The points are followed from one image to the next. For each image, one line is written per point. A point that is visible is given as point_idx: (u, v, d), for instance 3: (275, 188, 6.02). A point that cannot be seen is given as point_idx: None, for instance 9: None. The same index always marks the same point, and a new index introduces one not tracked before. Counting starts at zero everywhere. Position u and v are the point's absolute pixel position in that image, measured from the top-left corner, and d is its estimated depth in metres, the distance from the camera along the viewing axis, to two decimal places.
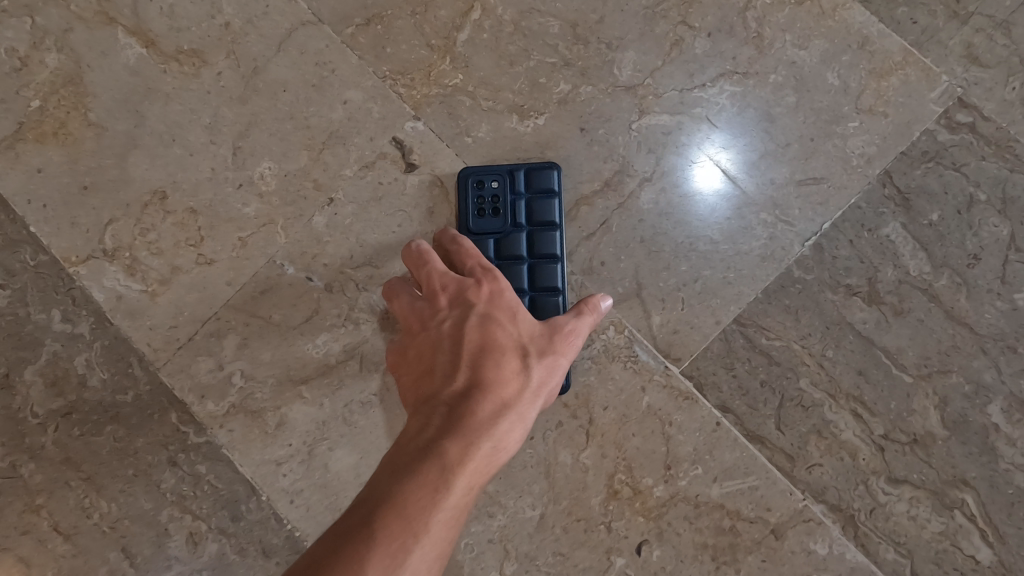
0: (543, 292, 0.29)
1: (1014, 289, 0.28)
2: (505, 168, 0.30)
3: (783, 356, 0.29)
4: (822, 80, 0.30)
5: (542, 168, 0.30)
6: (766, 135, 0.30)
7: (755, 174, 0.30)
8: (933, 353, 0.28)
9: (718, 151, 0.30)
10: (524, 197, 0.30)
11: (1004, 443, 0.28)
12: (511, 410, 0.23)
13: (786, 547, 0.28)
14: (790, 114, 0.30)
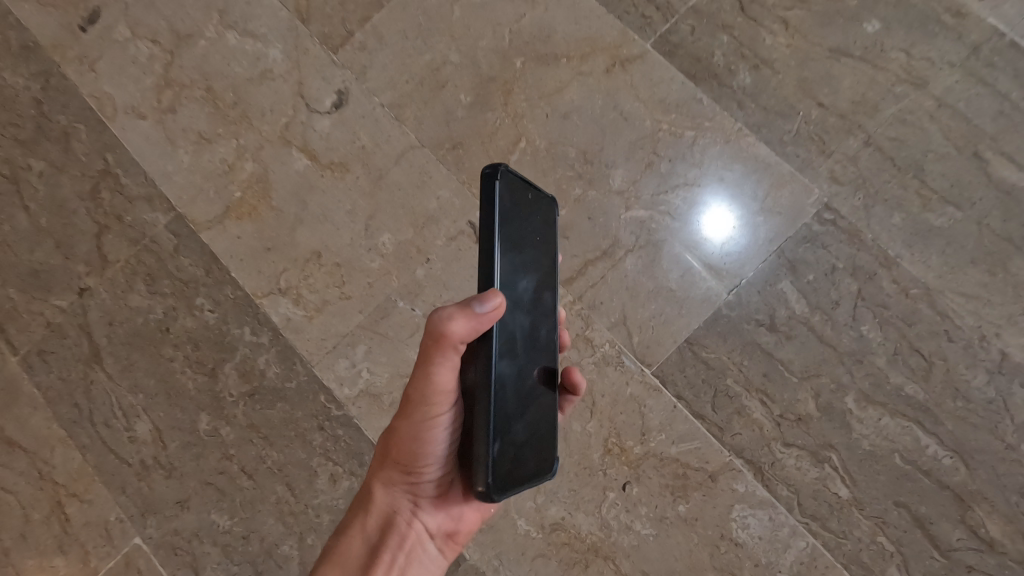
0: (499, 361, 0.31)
1: (861, 323, 0.45)
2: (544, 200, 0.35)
3: (716, 363, 0.46)
4: (743, 191, 0.48)
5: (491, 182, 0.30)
6: (718, 232, 0.47)
7: (701, 249, 0.47)
8: (811, 363, 0.45)
9: (695, 252, 0.47)
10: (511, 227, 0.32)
11: (856, 421, 0.44)
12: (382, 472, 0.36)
13: (718, 486, 0.44)
14: (730, 221, 0.47)
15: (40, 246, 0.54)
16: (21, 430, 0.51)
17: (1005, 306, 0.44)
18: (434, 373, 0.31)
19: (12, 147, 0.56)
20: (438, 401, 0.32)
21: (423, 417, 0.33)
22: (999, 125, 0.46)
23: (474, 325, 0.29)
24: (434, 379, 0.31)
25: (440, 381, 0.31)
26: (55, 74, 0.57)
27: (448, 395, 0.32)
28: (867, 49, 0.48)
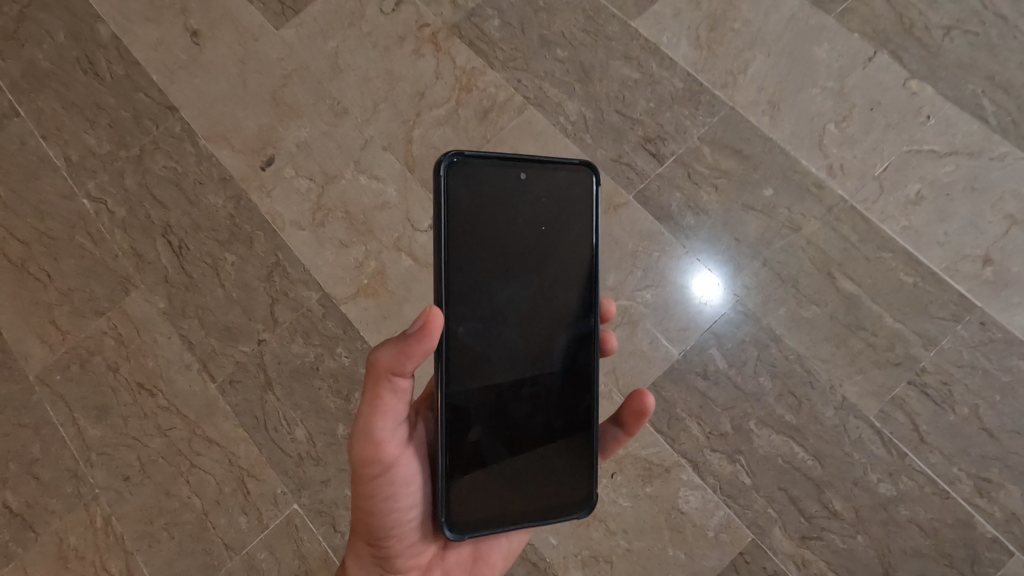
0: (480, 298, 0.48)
1: (759, 375, 0.72)
2: (522, 165, 0.49)
3: (670, 398, 0.73)
4: (699, 292, 0.76)
5: (446, 171, 0.47)
6: (693, 318, 0.75)
7: (669, 327, 0.75)
8: (729, 399, 0.72)
9: (685, 331, 0.75)
10: (475, 199, 0.48)
11: (756, 436, 0.71)
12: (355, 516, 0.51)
13: (671, 475, 0.70)
14: (700, 310, 0.75)
15: (232, 311, 0.82)
16: (218, 432, 0.78)
17: (845, 367, 0.71)
18: (369, 424, 0.47)
19: (215, 245, 0.85)
20: (375, 450, 0.47)
21: (368, 470, 0.48)
22: (844, 255, 0.75)
23: (405, 354, 0.44)
24: (368, 429, 0.47)
25: (374, 429, 0.47)
26: (243, 197, 0.87)
27: (386, 444, 0.48)
28: (765, 205, 0.78)
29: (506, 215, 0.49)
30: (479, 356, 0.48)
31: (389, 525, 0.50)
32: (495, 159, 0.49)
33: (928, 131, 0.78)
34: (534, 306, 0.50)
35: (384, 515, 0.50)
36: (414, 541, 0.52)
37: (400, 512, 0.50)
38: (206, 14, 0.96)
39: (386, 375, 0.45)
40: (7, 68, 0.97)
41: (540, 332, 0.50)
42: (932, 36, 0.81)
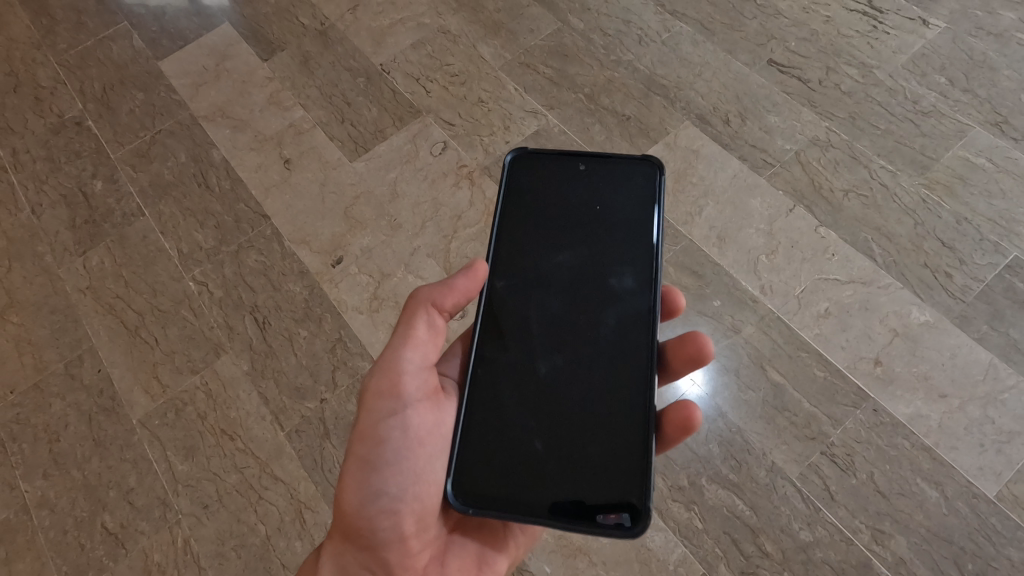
0: (533, 255, 0.70)
1: (709, 442, 0.95)
2: (582, 161, 0.73)
3: None
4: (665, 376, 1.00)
5: (514, 164, 0.74)
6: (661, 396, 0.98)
7: None
8: (686, 460, 0.94)
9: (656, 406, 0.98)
10: (538, 182, 0.73)
11: (706, 489, 0.92)
12: (364, 462, 0.61)
13: None
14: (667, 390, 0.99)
15: (302, 374, 1.05)
16: (284, 471, 0.99)
17: (774, 439, 0.94)
18: (397, 352, 0.63)
19: (292, 322, 1.10)
20: (397, 376, 0.62)
21: (387, 394, 0.62)
22: (773, 353, 1.00)
23: (444, 289, 0.65)
24: (395, 356, 0.63)
25: (401, 357, 0.63)
26: (317, 286, 1.13)
27: (405, 374, 0.63)
28: (714, 312, 1.04)
29: (565, 193, 0.73)
30: (521, 315, 0.67)
31: (392, 457, 0.61)
32: (558, 157, 0.74)
33: (833, 264, 1.05)
34: (582, 257, 0.69)
35: (392, 449, 0.61)
36: (411, 485, 0.61)
37: (407, 446, 0.61)
38: (297, 147, 1.27)
39: (423, 310, 0.65)
40: (139, 179, 1.27)
41: (589, 288, 0.68)
42: (835, 196, 1.11)
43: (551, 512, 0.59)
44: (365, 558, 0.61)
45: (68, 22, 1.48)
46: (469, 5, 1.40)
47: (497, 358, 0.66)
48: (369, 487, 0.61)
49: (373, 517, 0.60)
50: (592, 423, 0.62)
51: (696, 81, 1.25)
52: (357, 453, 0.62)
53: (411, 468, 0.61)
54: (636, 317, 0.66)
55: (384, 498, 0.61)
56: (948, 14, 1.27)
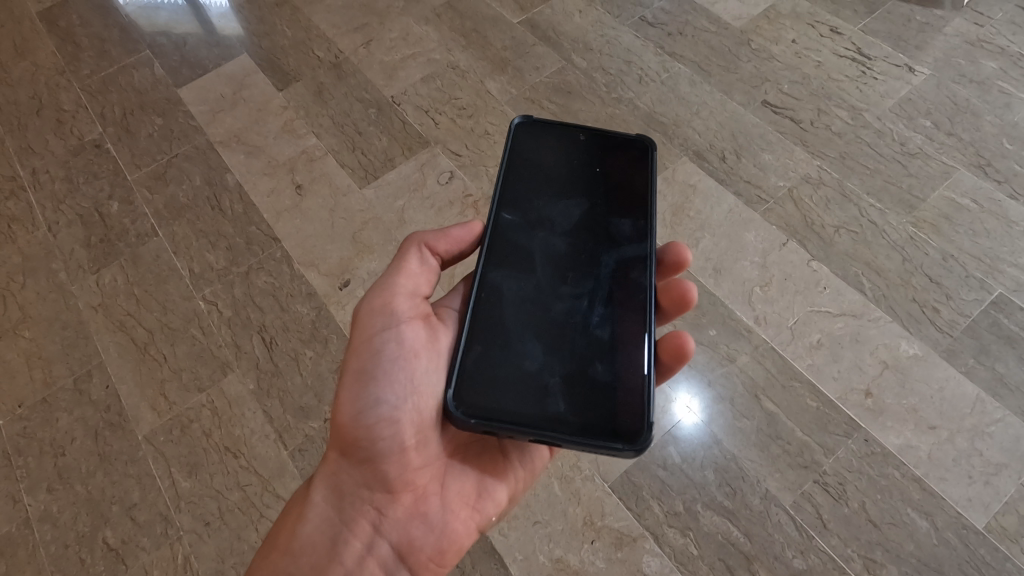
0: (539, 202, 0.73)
1: (705, 469, 0.97)
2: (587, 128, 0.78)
3: (638, 483, 0.97)
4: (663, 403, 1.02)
5: (519, 127, 0.78)
6: (659, 423, 1.01)
7: None
8: (682, 486, 0.96)
9: (653, 431, 1.00)
10: (544, 141, 0.77)
11: (702, 515, 0.94)
12: (359, 377, 0.63)
13: (637, 543, 0.93)
14: (664, 416, 1.01)
15: (307, 394, 1.08)
16: (287, 490, 1.00)
17: (767, 466, 0.96)
18: (391, 275, 0.67)
19: (298, 342, 1.12)
20: (391, 295, 0.65)
21: (381, 310, 0.65)
22: (766, 382, 1.03)
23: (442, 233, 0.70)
24: (389, 278, 0.66)
25: (394, 281, 0.66)
26: (325, 308, 1.16)
27: (398, 292, 0.66)
28: (710, 341, 1.07)
29: (566, 156, 0.77)
30: (526, 250, 0.70)
31: (388, 369, 0.63)
32: (560, 124, 0.78)
33: (825, 297, 1.09)
34: (584, 211, 0.73)
35: (387, 361, 0.63)
36: (408, 396, 0.63)
37: (401, 359, 0.63)
38: (309, 174, 1.32)
39: (418, 243, 0.69)
40: (154, 201, 1.30)
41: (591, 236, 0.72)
42: (827, 232, 1.16)
43: (552, 425, 0.61)
44: (363, 472, 0.63)
45: (92, 50, 1.54)
46: (478, 43, 1.47)
47: (501, 285, 0.68)
48: (366, 400, 0.62)
49: (371, 428, 0.62)
50: (596, 351, 0.65)
51: (694, 119, 1.31)
52: (352, 369, 0.64)
53: (406, 379, 0.63)
54: (636, 262, 0.70)
55: (381, 409, 0.62)
56: (933, 63, 1.34)
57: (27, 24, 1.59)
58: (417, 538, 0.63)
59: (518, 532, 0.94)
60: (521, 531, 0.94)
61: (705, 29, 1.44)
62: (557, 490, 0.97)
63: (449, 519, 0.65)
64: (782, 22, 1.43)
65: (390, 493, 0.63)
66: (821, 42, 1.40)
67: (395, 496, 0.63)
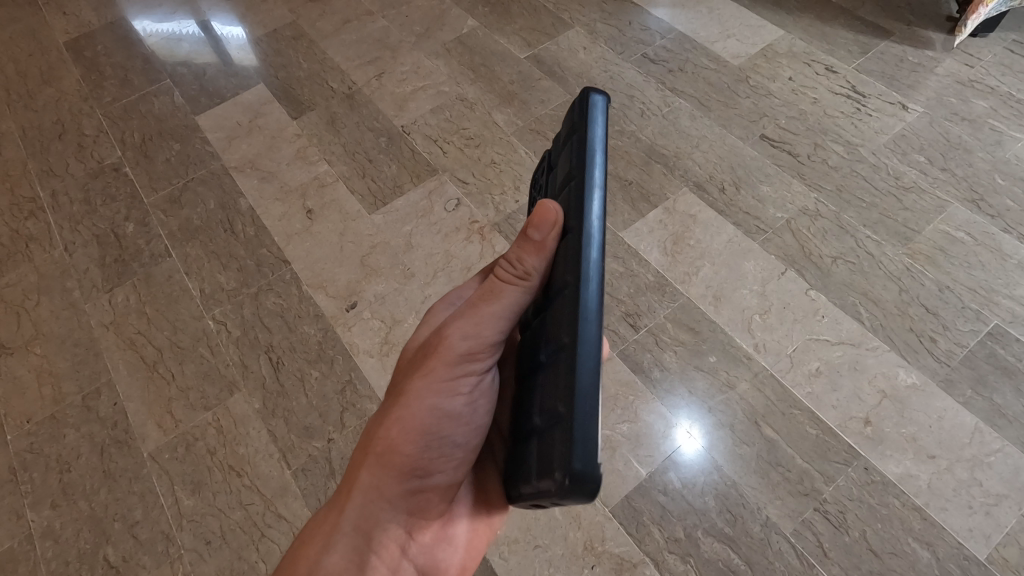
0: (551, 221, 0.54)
1: (705, 494, 0.97)
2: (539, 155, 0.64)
3: (639, 508, 0.97)
4: (664, 428, 1.03)
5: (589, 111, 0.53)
6: (660, 448, 1.01)
7: (641, 454, 1.01)
8: (682, 512, 0.96)
9: (654, 456, 1.01)
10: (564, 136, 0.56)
11: (702, 542, 0.94)
12: (434, 413, 0.60)
13: (638, 569, 0.93)
14: (665, 441, 1.02)
15: (311, 414, 1.09)
16: (290, 509, 1.01)
17: (767, 493, 0.97)
18: (494, 307, 0.58)
19: (305, 363, 1.14)
20: (484, 331, 0.59)
21: (476, 350, 0.59)
22: (766, 409, 1.04)
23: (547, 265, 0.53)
24: (492, 311, 0.58)
25: (497, 317, 0.58)
26: (331, 329, 1.18)
27: (497, 333, 0.59)
28: (710, 368, 1.08)
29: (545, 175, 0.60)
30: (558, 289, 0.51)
31: (465, 410, 0.61)
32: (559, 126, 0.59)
33: (823, 325, 1.11)
34: None
35: (463, 404, 0.61)
36: (474, 436, 0.63)
37: (479, 402, 0.62)
38: (320, 199, 1.36)
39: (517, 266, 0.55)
40: (169, 223, 1.34)
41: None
42: (824, 262, 1.18)
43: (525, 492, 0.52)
44: (408, 499, 0.61)
45: (115, 78, 1.60)
46: (486, 76, 1.53)
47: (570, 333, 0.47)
48: (440, 437, 0.61)
49: (434, 461, 0.61)
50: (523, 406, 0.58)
51: (694, 152, 1.35)
52: (426, 400, 0.60)
53: (474, 423, 0.63)
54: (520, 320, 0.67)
55: (449, 445, 0.61)
56: (925, 101, 1.39)
57: (54, 54, 1.66)
58: (441, 558, 0.65)
59: (518, 556, 0.95)
60: (522, 555, 0.95)
61: (704, 66, 1.49)
62: (558, 515, 0.97)
63: (466, 538, 0.68)
64: (779, 61, 1.49)
65: (424, 517, 0.63)
66: (817, 80, 1.45)
67: (427, 521, 0.63)
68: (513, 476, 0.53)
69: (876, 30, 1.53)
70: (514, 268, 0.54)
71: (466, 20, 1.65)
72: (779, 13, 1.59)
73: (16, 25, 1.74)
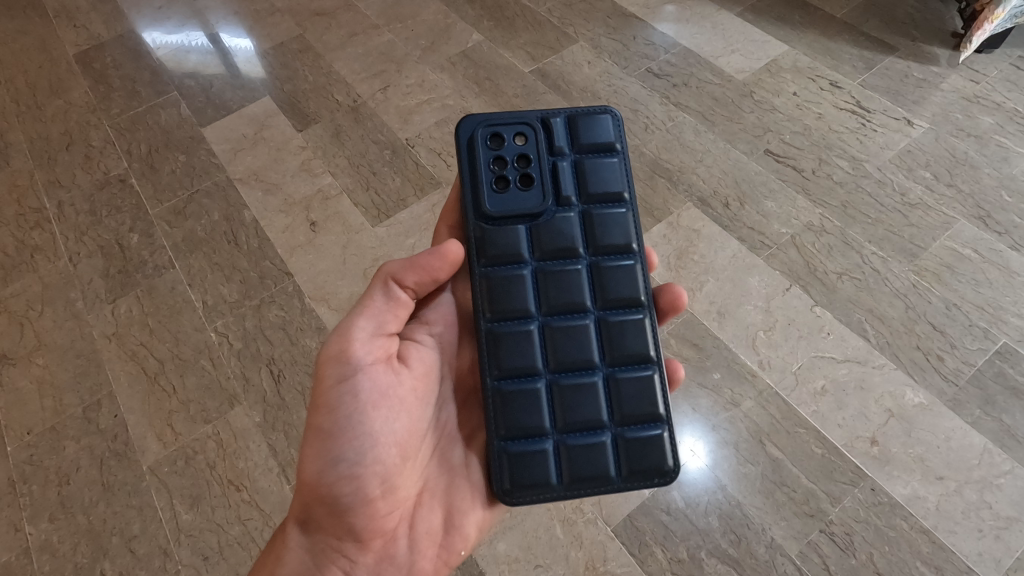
0: (582, 237, 0.71)
1: (710, 515, 0.96)
2: (508, 122, 0.71)
3: (642, 528, 0.96)
4: None
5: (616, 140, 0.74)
6: None
7: None
8: (686, 533, 0.95)
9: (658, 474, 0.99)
10: (593, 153, 0.73)
11: (706, 564, 0.93)
12: (321, 431, 0.64)
13: None
14: None
15: None
16: None
17: (772, 513, 0.95)
18: (356, 318, 0.66)
19: (305, 376, 1.14)
20: (351, 343, 0.65)
21: (343, 362, 0.65)
22: (771, 427, 1.02)
23: (411, 264, 0.69)
24: (352, 324, 0.66)
25: (357, 325, 0.66)
26: None
27: (361, 339, 0.66)
28: (714, 385, 1.07)
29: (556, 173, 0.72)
30: (621, 303, 0.70)
31: (347, 424, 0.64)
32: (571, 133, 0.73)
33: (828, 343, 1.10)
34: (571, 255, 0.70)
35: (347, 415, 0.64)
36: (368, 449, 0.64)
37: (361, 413, 0.64)
38: (324, 212, 1.36)
39: (388, 281, 0.68)
40: (173, 234, 1.34)
41: (526, 257, 0.70)
42: (829, 278, 1.17)
43: (591, 478, 0.66)
44: (330, 522, 0.64)
45: (123, 90, 1.62)
46: (490, 90, 1.53)
47: (643, 347, 0.69)
48: (329, 452, 0.64)
49: (332, 484, 0.63)
50: (560, 403, 0.67)
51: (698, 166, 1.34)
52: (314, 421, 0.65)
53: (364, 432, 0.64)
54: (504, 310, 0.68)
55: (342, 464, 0.63)
56: (931, 117, 1.38)
57: (63, 66, 1.68)
58: None
59: None
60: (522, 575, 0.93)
61: (709, 81, 1.50)
62: (559, 533, 0.96)
63: (416, 553, 0.67)
64: (783, 76, 1.49)
65: (356, 539, 0.64)
66: (821, 95, 1.45)
67: (364, 542, 0.65)
68: (580, 468, 0.66)
69: (881, 46, 1.53)
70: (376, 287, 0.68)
71: (471, 34, 1.66)
72: (783, 28, 1.60)
73: (26, 37, 1.76)
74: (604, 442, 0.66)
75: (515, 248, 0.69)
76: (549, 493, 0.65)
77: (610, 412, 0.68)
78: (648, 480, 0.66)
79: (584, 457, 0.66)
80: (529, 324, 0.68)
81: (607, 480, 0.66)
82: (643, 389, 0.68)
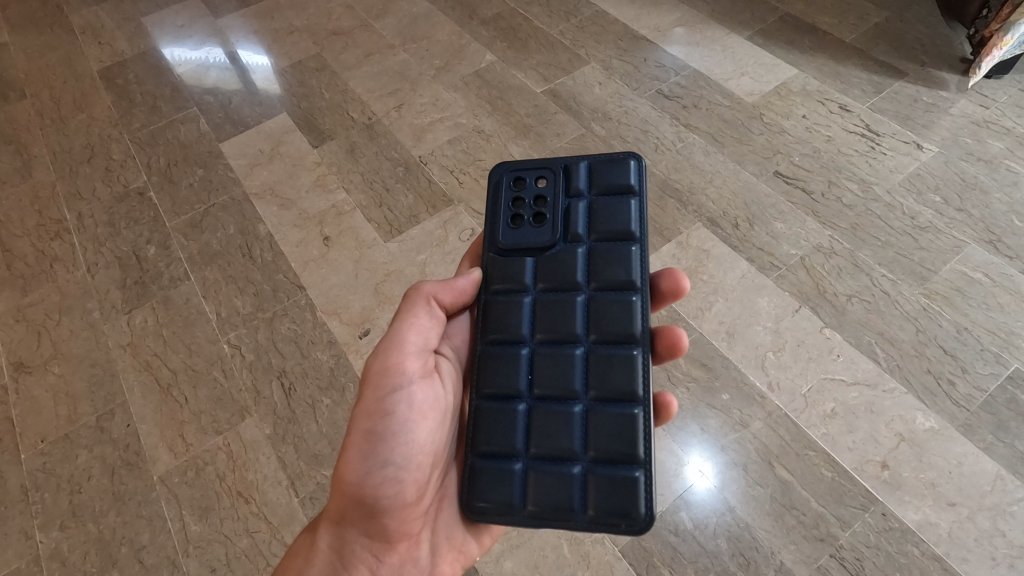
0: (584, 270, 0.71)
1: (718, 537, 0.96)
2: (531, 166, 0.75)
3: (649, 549, 0.95)
4: (681, 465, 1.02)
5: (636, 178, 0.73)
6: (673, 486, 1.00)
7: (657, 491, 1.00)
8: (693, 555, 0.94)
9: (666, 493, 1.00)
10: (609, 194, 0.73)
11: None
12: (369, 434, 0.66)
13: None
14: (681, 478, 1.01)
15: (320, 442, 1.09)
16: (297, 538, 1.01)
17: (780, 536, 0.95)
18: (407, 332, 0.69)
19: (316, 390, 1.15)
20: (404, 354, 0.68)
21: (395, 372, 0.67)
22: (780, 449, 1.02)
23: (447, 285, 0.73)
24: (402, 338, 0.69)
25: (408, 339, 0.69)
26: (343, 355, 1.19)
27: (413, 352, 0.69)
28: (722, 406, 1.07)
29: (566, 210, 0.73)
30: (614, 336, 0.68)
31: (398, 429, 0.66)
32: (590, 174, 0.74)
33: (838, 365, 1.10)
34: (569, 286, 0.71)
35: (398, 422, 0.66)
36: (413, 455, 0.66)
37: (411, 419, 0.66)
38: (337, 226, 1.38)
39: (427, 300, 0.71)
40: (189, 247, 1.37)
41: (527, 287, 0.72)
42: (839, 300, 1.17)
43: (563, 507, 0.63)
44: (367, 522, 0.65)
45: (144, 106, 1.66)
46: (502, 109, 1.56)
47: (631, 384, 0.66)
48: (377, 455, 0.65)
49: (377, 486, 0.65)
50: (536, 428, 0.67)
51: (707, 187, 1.36)
52: (363, 424, 0.66)
53: (411, 439, 0.66)
54: (498, 334, 0.71)
55: (388, 468, 0.65)
56: (940, 141, 1.39)
57: (88, 81, 1.72)
58: None
59: None
60: None
61: (718, 103, 1.51)
62: (565, 552, 0.96)
63: (437, 559, 0.68)
64: (793, 99, 1.51)
65: (388, 540, 0.66)
66: (830, 118, 1.46)
67: (393, 544, 0.66)
68: (553, 496, 0.64)
69: (890, 70, 1.55)
70: (421, 300, 0.71)
71: (484, 55, 1.70)
72: (792, 52, 1.62)
73: (53, 53, 1.81)
74: (572, 475, 0.64)
75: (515, 277, 0.72)
76: (511, 517, 0.64)
77: (584, 444, 0.65)
78: (611, 522, 0.62)
79: (550, 486, 0.64)
80: (518, 349, 0.70)
81: (569, 513, 0.63)
82: (622, 427, 0.65)
